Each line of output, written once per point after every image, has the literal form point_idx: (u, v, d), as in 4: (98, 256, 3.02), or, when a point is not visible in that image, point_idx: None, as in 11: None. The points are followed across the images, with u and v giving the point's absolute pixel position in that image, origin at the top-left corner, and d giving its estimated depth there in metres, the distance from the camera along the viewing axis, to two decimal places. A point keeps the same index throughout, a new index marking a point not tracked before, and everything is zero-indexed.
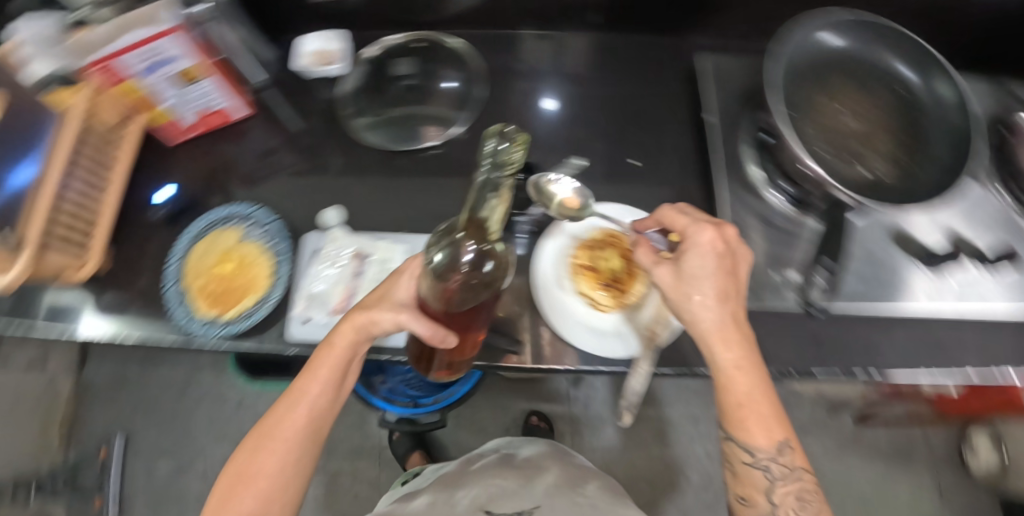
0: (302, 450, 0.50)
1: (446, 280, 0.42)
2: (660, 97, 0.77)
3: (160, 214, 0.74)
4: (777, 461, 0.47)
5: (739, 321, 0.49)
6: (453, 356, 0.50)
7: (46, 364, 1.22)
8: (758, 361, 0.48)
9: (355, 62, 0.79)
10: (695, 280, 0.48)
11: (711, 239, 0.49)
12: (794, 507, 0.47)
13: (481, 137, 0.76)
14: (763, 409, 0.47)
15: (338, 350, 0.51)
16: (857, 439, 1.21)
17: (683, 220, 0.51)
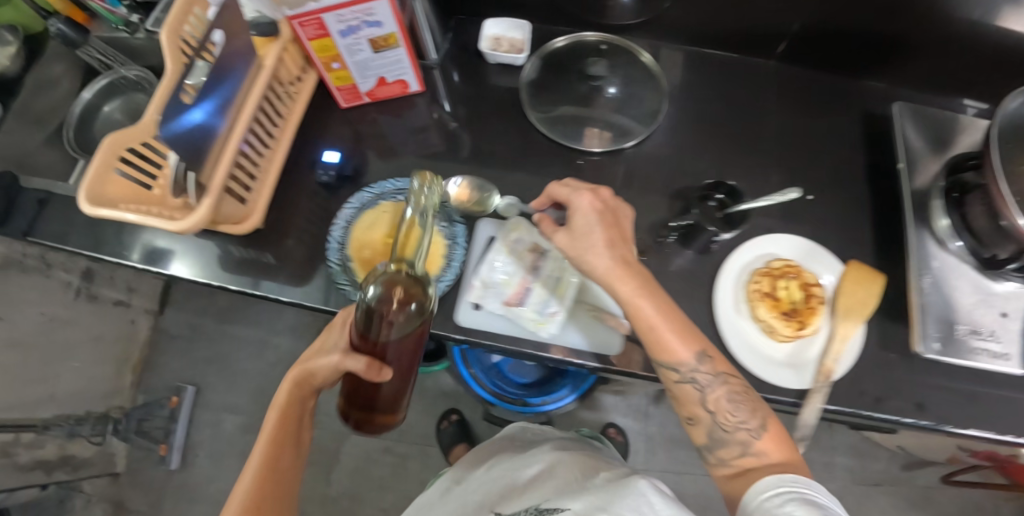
0: (282, 484, 0.51)
1: (378, 316, 0.42)
2: (835, 131, 0.76)
3: (327, 176, 0.72)
4: (696, 369, 0.50)
5: (630, 261, 0.53)
6: (394, 392, 0.48)
7: (130, 305, 1.27)
8: (652, 285, 0.52)
9: (533, 55, 0.79)
10: (598, 238, 0.53)
11: (591, 200, 0.55)
12: (728, 410, 0.49)
13: (653, 147, 0.75)
14: (672, 323, 0.51)
15: (284, 404, 0.52)
16: (926, 501, 1.18)
17: (566, 191, 0.56)
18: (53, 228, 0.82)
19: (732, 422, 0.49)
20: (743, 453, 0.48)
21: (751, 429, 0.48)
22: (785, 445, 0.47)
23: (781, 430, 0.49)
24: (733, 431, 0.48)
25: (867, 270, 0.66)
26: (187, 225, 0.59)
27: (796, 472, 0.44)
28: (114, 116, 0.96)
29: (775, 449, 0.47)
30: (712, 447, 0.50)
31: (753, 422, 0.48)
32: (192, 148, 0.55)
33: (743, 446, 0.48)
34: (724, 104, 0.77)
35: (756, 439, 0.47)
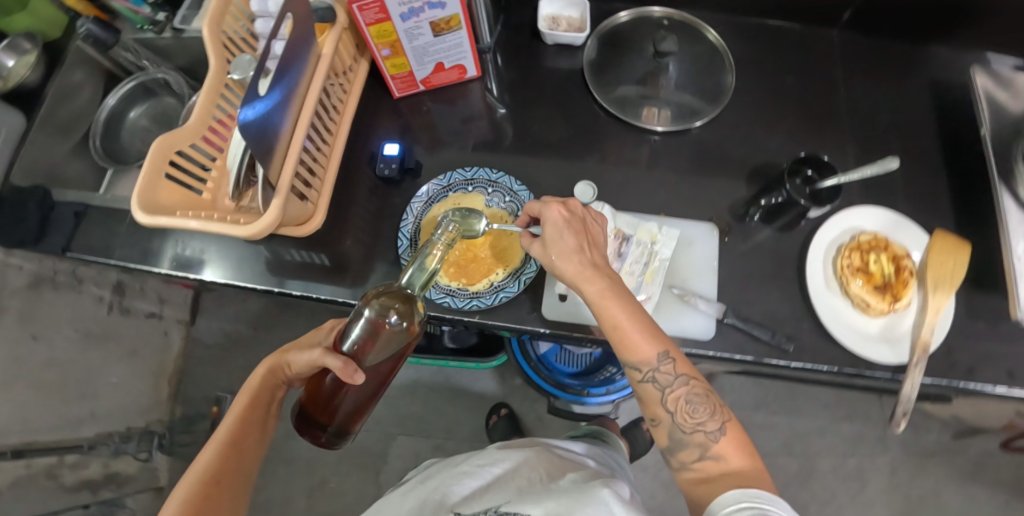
0: (240, 459, 0.55)
1: (366, 325, 0.49)
2: (912, 95, 0.73)
3: (389, 169, 0.69)
4: (657, 369, 0.48)
5: (598, 265, 0.51)
6: (361, 400, 0.52)
7: (163, 316, 1.28)
8: (620, 286, 0.51)
9: (591, 34, 0.76)
10: (566, 243, 0.50)
11: (560, 212, 0.52)
12: (687, 411, 0.48)
13: (725, 122, 0.72)
14: (639, 324, 0.49)
15: (256, 388, 0.58)
16: (980, 470, 1.16)
17: (536, 205, 0.54)
18: (95, 238, 0.77)
19: (690, 422, 0.47)
20: (702, 456, 0.46)
21: (709, 431, 0.47)
22: (748, 452, 0.46)
23: (743, 435, 0.47)
24: (691, 432, 0.47)
25: (953, 240, 0.62)
26: (258, 229, 0.54)
27: (759, 485, 0.42)
28: (140, 122, 0.94)
29: (736, 457, 0.45)
30: (673, 449, 0.48)
31: (712, 424, 0.47)
32: (263, 144, 0.50)
33: (701, 449, 0.46)
34: (791, 76, 0.75)
35: (714, 442, 0.46)
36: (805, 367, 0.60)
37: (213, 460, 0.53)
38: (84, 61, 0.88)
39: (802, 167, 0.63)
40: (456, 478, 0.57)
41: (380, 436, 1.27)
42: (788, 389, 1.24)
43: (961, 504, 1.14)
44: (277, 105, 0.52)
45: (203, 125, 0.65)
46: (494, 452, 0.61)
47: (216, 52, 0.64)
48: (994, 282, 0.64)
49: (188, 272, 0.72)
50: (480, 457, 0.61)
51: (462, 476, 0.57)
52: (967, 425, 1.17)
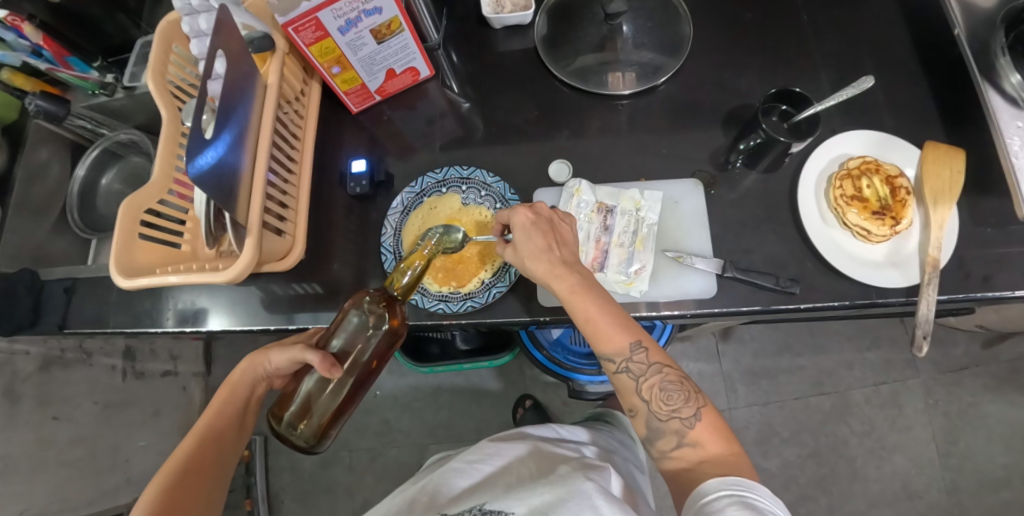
0: (220, 448, 0.55)
1: (352, 328, 0.52)
2: (878, 7, 0.70)
3: (360, 187, 0.68)
4: (630, 359, 0.47)
5: (569, 262, 0.50)
6: (339, 406, 0.52)
7: (178, 372, 1.29)
8: (592, 280, 0.50)
9: (538, 10, 0.73)
10: (534, 245, 0.50)
11: (527, 215, 0.50)
12: (662, 398, 0.46)
13: (690, 74, 0.70)
14: (611, 315, 0.48)
15: (237, 382, 0.59)
16: (1015, 374, 1.14)
17: (506, 211, 0.53)
18: (89, 311, 0.77)
19: (665, 410, 0.45)
20: (680, 444, 0.44)
21: (684, 418, 0.45)
22: (727, 437, 0.44)
23: (721, 421, 0.45)
24: (667, 420, 0.45)
25: (947, 149, 0.59)
26: (236, 272, 0.53)
27: (738, 471, 0.40)
28: (113, 187, 0.93)
29: (714, 442, 0.43)
30: (652, 439, 0.46)
31: (687, 410, 0.45)
32: (223, 189, 0.49)
33: (678, 436, 0.44)
34: (750, 12, 0.72)
35: (690, 428, 0.44)
36: (815, 306, 0.58)
37: (194, 445, 0.53)
38: (46, 138, 0.88)
39: (777, 103, 0.61)
40: (445, 474, 0.54)
41: (413, 449, 1.28)
42: (808, 328, 1.22)
43: (1004, 412, 1.12)
44: (229, 147, 0.50)
45: (169, 178, 0.64)
46: (484, 446, 0.60)
47: (166, 103, 0.63)
48: (995, 184, 0.62)
49: (186, 325, 0.72)
50: (470, 451, 0.59)
51: (451, 471, 0.55)
52: (994, 332, 1.15)
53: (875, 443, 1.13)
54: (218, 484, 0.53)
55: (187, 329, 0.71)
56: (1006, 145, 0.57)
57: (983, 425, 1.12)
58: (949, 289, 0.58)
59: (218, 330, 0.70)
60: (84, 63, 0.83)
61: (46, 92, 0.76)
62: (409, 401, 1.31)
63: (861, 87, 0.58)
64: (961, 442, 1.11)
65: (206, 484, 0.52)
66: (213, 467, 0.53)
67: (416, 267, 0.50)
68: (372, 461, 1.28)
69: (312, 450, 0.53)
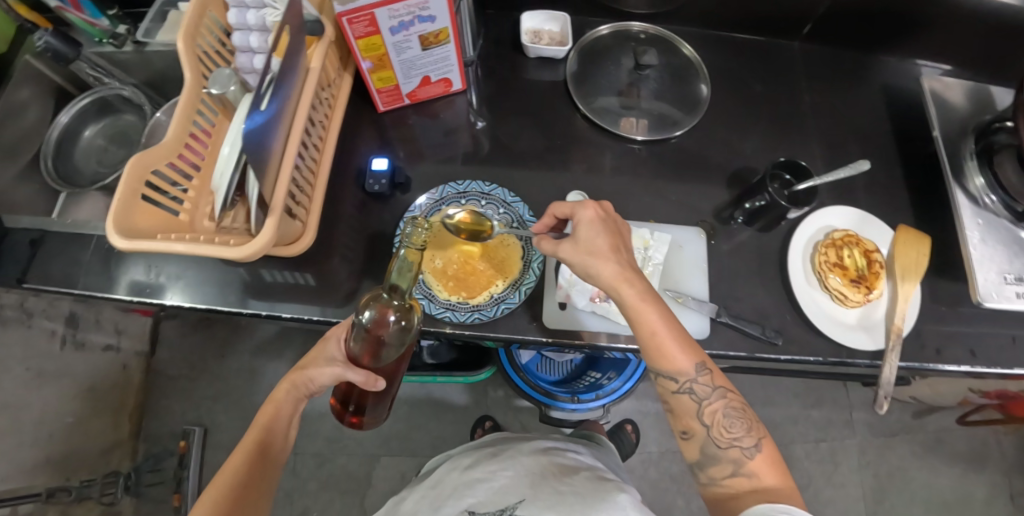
0: (263, 470, 0.52)
1: (368, 329, 0.50)
2: (868, 101, 0.79)
3: (379, 185, 0.68)
4: (696, 380, 0.49)
5: (633, 268, 0.52)
6: (389, 395, 0.55)
7: (120, 348, 1.19)
8: (654, 292, 0.51)
9: (573, 46, 0.78)
10: (603, 246, 0.51)
11: (596, 211, 0.52)
12: (724, 424, 0.49)
13: (701, 131, 0.76)
14: (675, 333, 0.50)
15: (281, 402, 0.55)
16: (939, 444, 1.25)
17: (568, 204, 0.54)
18: (57, 269, 0.72)
19: (726, 437, 0.49)
20: (734, 473, 0.48)
21: (745, 447, 0.48)
22: (781, 471, 0.47)
23: (775, 454, 0.49)
24: (726, 447, 0.48)
25: (916, 233, 0.67)
26: (250, 251, 0.52)
27: (789, 501, 0.44)
28: (96, 141, 0.88)
29: (770, 475, 0.47)
30: (704, 464, 0.50)
31: (748, 440, 0.48)
32: (257, 163, 0.48)
33: (735, 464, 0.48)
34: (760, 85, 0.79)
35: (749, 458, 0.47)
36: (794, 358, 0.63)
37: (244, 464, 0.51)
38: (32, 78, 0.83)
39: (781, 172, 0.67)
40: (468, 482, 0.61)
41: (364, 459, 1.23)
42: (761, 380, 1.29)
43: (926, 478, 1.22)
44: (271, 120, 0.50)
45: (181, 142, 0.62)
46: (505, 459, 0.65)
47: (192, 66, 0.62)
48: (953, 269, 0.70)
49: (147, 296, 0.69)
50: (491, 461, 0.66)
51: (475, 482, 0.61)
52: (924, 404, 1.26)
53: (812, 496, 1.20)
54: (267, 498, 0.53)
55: (149, 301, 0.68)
56: (967, 237, 0.66)
57: (907, 489, 1.21)
58: (911, 357, 0.65)
59: (182, 307, 0.68)
60: (97, 8, 0.78)
61: (59, 32, 0.71)
62: None
63: (857, 168, 0.63)
64: (886, 503, 1.20)
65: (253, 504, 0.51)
66: (252, 493, 0.51)
67: (407, 262, 0.46)
68: (318, 468, 1.22)
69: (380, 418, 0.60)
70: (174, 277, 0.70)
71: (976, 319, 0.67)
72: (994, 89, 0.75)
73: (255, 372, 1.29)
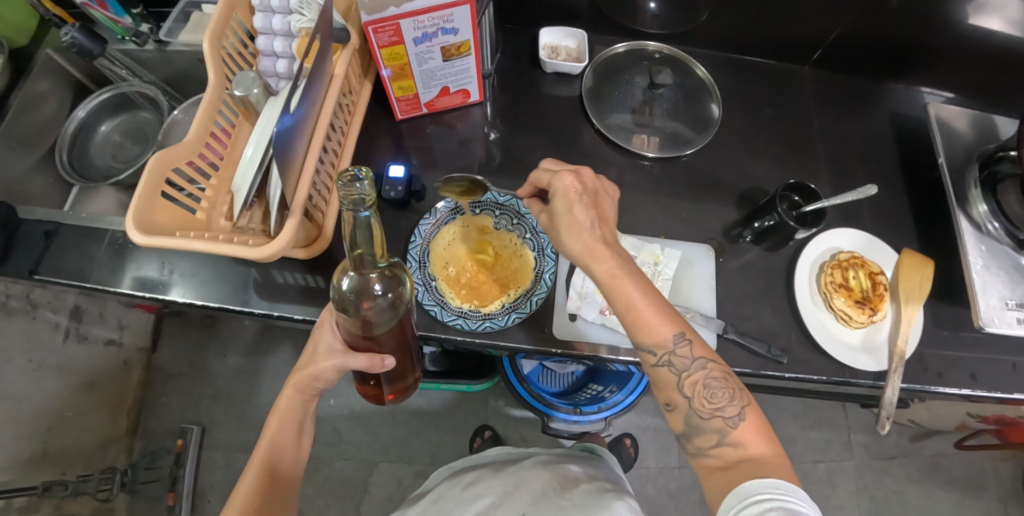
0: (280, 480, 0.55)
1: (353, 313, 0.45)
2: (875, 128, 0.81)
3: (395, 192, 0.68)
4: (675, 352, 0.50)
5: (609, 242, 0.52)
6: (400, 367, 0.55)
7: (122, 343, 1.18)
8: (632, 264, 0.51)
9: (589, 63, 0.80)
10: (578, 218, 0.51)
11: (571, 182, 0.51)
12: (705, 395, 0.49)
13: (712, 150, 0.77)
14: (652, 305, 0.50)
15: (285, 412, 0.55)
16: (936, 469, 1.26)
17: (546, 173, 0.54)
18: (69, 262, 0.72)
19: (708, 408, 0.49)
20: (720, 443, 0.48)
21: (728, 416, 0.48)
22: (768, 438, 0.47)
23: (764, 422, 0.48)
24: (710, 418, 0.48)
25: (920, 258, 0.68)
26: (269, 251, 0.52)
27: (777, 472, 0.44)
28: (111, 137, 0.89)
29: (756, 443, 0.47)
30: (689, 435, 0.50)
31: (731, 409, 0.48)
32: (281, 165, 0.49)
33: (719, 434, 0.48)
34: (770, 107, 0.81)
35: (733, 427, 0.47)
36: (798, 377, 0.64)
37: (254, 482, 0.52)
38: (53, 72, 0.84)
39: (790, 194, 0.68)
40: (471, 497, 0.64)
41: (361, 464, 1.23)
42: (760, 399, 1.30)
43: (923, 502, 1.23)
44: (297, 124, 0.51)
45: (201, 142, 0.62)
46: (507, 473, 0.68)
47: (216, 68, 0.63)
48: (955, 295, 0.71)
49: (155, 291, 0.70)
50: (493, 476, 0.68)
51: (478, 495, 0.64)
52: (922, 428, 1.27)
53: None
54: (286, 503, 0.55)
55: (158, 297, 0.69)
56: (969, 262, 0.67)
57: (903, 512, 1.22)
58: (913, 379, 0.66)
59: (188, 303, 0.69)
60: (121, 5, 0.78)
61: (85, 27, 0.72)
62: (366, 414, 1.27)
63: (865, 192, 0.64)
64: None
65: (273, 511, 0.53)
66: (274, 504, 0.53)
67: (373, 227, 0.39)
68: (314, 472, 1.21)
69: (407, 388, 0.60)
70: (180, 274, 0.71)
71: (977, 344, 0.68)
72: (998, 120, 0.77)
73: (256, 373, 1.29)
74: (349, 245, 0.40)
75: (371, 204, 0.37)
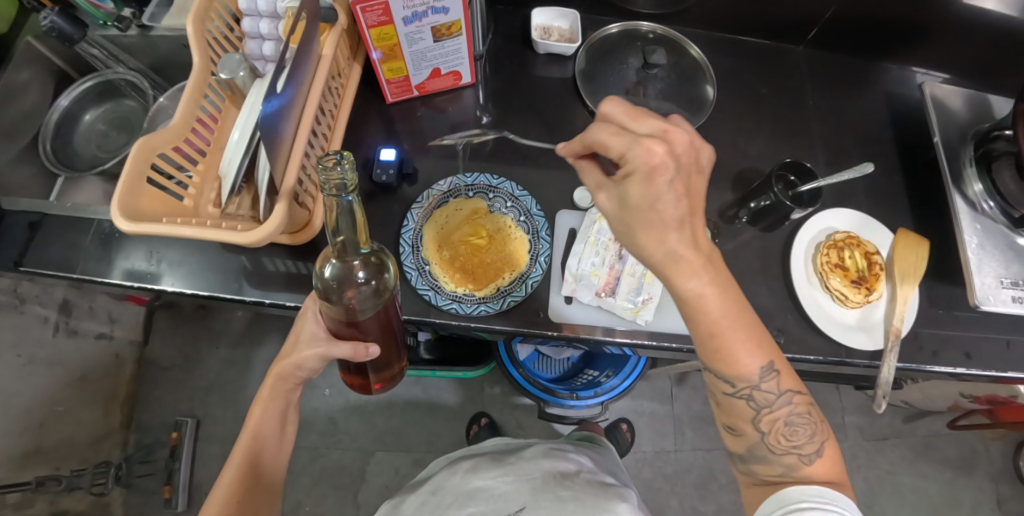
0: (263, 471, 0.54)
1: (336, 300, 0.44)
2: (870, 108, 0.80)
3: (387, 175, 0.67)
4: (760, 386, 0.47)
5: (699, 244, 0.44)
6: (385, 356, 0.54)
7: (113, 337, 1.17)
8: (723, 281, 0.45)
9: (582, 43, 0.79)
10: (663, 213, 0.42)
11: (657, 155, 0.41)
12: (784, 432, 0.48)
13: (707, 131, 0.77)
14: (742, 334, 0.46)
15: (268, 402, 0.55)
16: (928, 449, 1.27)
17: (621, 138, 0.43)
18: (54, 253, 0.71)
19: (784, 444, 0.48)
20: (785, 475, 0.48)
21: (803, 453, 0.48)
22: (836, 470, 0.48)
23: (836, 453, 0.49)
24: (783, 454, 0.48)
25: (914, 237, 0.68)
26: (257, 237, 0.51)
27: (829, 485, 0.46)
28: (96, 126, 0.87)
29: (826, 480, 0.47)
30: (752, 462, 0.50)
31: (808, 447, 0.48)
32: (270, 147, 0.48)
33: (787, 469, 0.48)
34: (765, 87, 0.80)
35: (806, 464, 0.47)
36: (795, 357, 0.64)
37: (238, 472, 0.52)
38: (33, 59, 0.81)
39: (786, 173, 0.68)
40: (469, 487, 0.63)
41: (358, 454, 1.22)
42: None
43: (915, 482, 1.24)
44: (284, 105, 0.50)
45: (187, 126, 0.61)
46: (505, 463, 0.67)
47: (201, 51, 0.61)
48: (951, 273, 0.71)
49: (142, 282, 0.69)
50: (490, 466, 0.67)
51: (476, 489, 0.62)
52: (915, 409, 1.28)
53: None
54: (269, 492, 0.55)
55: (145, 287, 0.68)
56: (965, 241, 0.67)
57: (896, 492, 1.23)
58: (909, 358, 0.66)
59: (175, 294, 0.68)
60: None
61: (65, 11, 0.70)
62: (361, 403, 1.27)
63: (860, 171, 0.63)
64: (876, 505, 1.22)
65: (254, 504, 0.53)
66: (257, 489, 0.53)
67: (355, 213, 0.38)
68: (312, 462, 1.21)
69: (393, 377, 0.60)
70: (166, 264, 0.69)
71: (972, 322, 0.69)
72: (993, 97, 0.76)
73: (250, 365, 1.28)
74: (331, 232, 0.39)
75: (353, 192, 0.36)
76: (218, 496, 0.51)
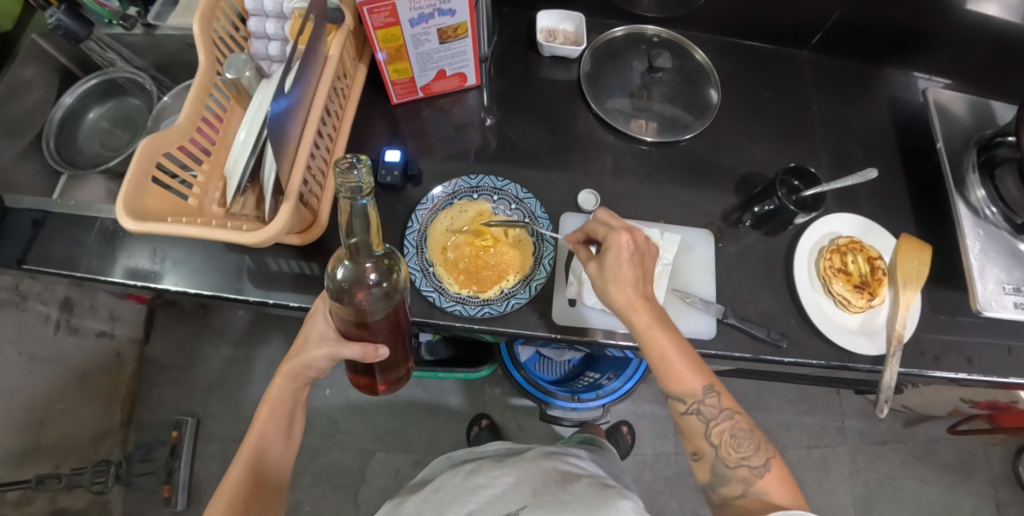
0: (269, 469, 0.54)
1: (347, 301, 0.44)
2: (873, 113, 0.81)
3: (391, 176, 0.67)
4: (704, 403, 0.51)
5: (651, 299, 0.53)
6: (394, 356, 0.54)
7: (114, 335, 1.17)
8: (666, 318, 0.53)
9: (587, 46, 0.79)
10: (626, 274, 0.52)
11: (626, 241, 0.52)
12: (732, 444, 0.50)
13: (711, 135, 0.77)
14: (683, 356, 0.51)
15: (276, 400, 0.55)
16: (927, 453, 1.27)
17: (601, 227, 0.55)
18: (57, 251, 0.71)
19: (734, 456, 0.50)
20: (745, 492, 0.49)
21: (753, 466, 0.49)
22: (790, 489, 0.49)
23: (786, 471, 0.50)
24: (736, 467, 0.50)
25: (917, 242, 0.68)
26: (263, 237, 0.51)
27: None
28: (99, 124, 0.87)
29: (779, 492, 0.48)
30: (716, 483, 0.51)
31: (756, 459, 0.50)
32: (276, 148, 0.48)
33: (744, 484, 0.49)
34: (769, 92, 0.81)
35: (759, 477, 0.49)
36: (797, 361, 0.64)
37: (245, 469, 0.52)
38: (38, 56, 0.81)
39: (790, 178, 0.68)
40: (471, 487, 0.63)
41: (358, 454, 1.22)
42: (756, 386, 1.31)
43: (915, 486, 1.24)
44: (292, 105, 0.50)
45: (192, 126, 0.61)
46: (507, 463, 0.68)
47: (207, 50, 0.61)
48: (954, 279, 0.72)
49: (145, 280, 0.69)
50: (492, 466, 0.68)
51: (478, 488, 0.63)
52: (914, 413, 1.28)
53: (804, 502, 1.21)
54: (276, 490, 0.55)
55: (149, 285, 0.68)
56: (967, 246, 0.67)
57: (896, 496, 1.23)
58: (911, 363, 0.66)
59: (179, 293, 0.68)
60: None
61: (71, 9, 0.70)
62: (362, 403, 1.26)
63: (865, 177, 0.63)
64: (876, 510, 1.22)
65: (261, 502, 0.53)
66: (264, 486, 0.53)
67: (369, 215, 0.38)
68: (312, 462, 1.21)
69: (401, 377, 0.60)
70: (170, 262, 0.69)
71: (974, 328, 0.69)
72: (996, 103, 0.76)
73: (251, 364, 1.28)
74: (344, 234, 0.39)
75: (368, 194, 0.36)
76: (224, 493, 0.51)
